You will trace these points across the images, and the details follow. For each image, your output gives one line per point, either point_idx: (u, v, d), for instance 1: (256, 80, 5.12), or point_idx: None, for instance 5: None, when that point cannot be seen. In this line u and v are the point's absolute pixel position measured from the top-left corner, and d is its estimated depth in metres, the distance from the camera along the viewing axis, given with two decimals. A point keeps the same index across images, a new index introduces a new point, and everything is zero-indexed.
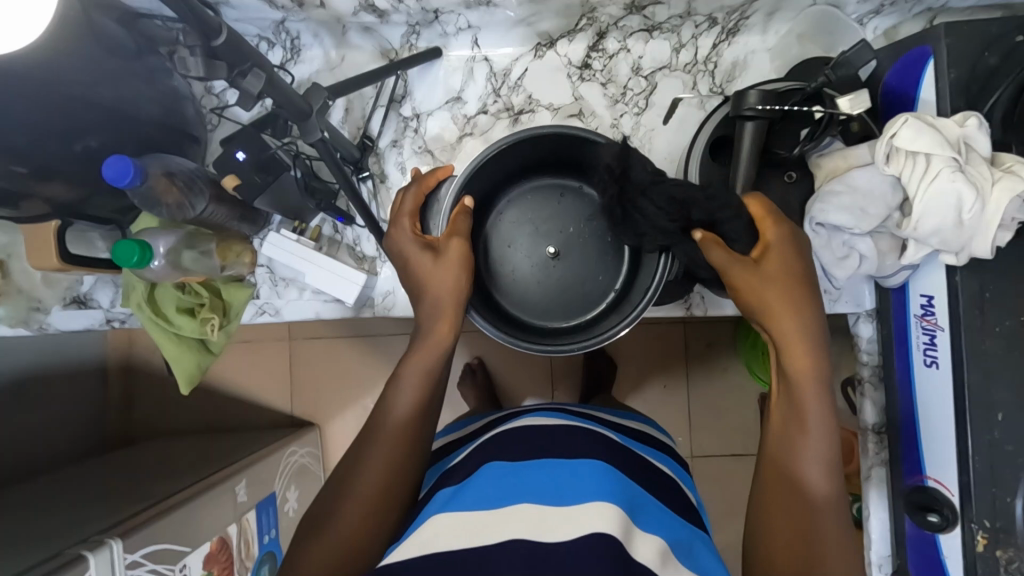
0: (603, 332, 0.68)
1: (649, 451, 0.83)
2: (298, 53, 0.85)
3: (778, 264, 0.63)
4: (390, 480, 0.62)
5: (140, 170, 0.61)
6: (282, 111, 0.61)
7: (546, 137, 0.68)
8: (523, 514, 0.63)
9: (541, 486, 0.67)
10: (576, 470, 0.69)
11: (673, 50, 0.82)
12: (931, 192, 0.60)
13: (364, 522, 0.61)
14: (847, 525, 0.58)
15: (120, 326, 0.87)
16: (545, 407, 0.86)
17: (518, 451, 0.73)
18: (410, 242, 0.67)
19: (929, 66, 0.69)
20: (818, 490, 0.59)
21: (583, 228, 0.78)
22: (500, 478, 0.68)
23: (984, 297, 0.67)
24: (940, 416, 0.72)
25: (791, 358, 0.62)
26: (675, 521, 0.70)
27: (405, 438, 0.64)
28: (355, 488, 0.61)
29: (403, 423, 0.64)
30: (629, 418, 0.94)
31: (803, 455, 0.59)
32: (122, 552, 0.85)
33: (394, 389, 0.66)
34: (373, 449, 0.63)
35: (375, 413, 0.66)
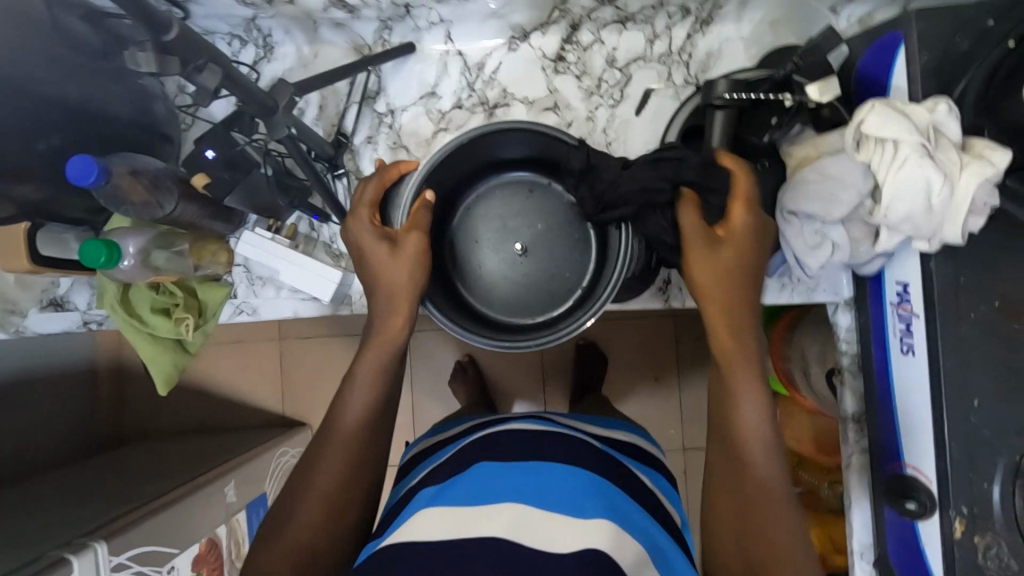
0: (561, 328, 0.67)
1: (629, 460, 0.82)
2: (271, 50, 0.85)
3: (735, 250, 0.63)
4: (344, 478, 0.62)
5: (105, 169, 0.60)
6: (246, 107, 0.61)
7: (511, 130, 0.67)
8: (502, 514, 0.64)
9: (521, 487, 0.68)
10: (558, 476, 0.69)
11: (647, 41, 0.82)
12: (899, 179, 0.60)
13: (321, 522, 0.61)
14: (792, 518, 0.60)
15: (97, 327, 0.87)
16: (532, 415, 0.86)
17: (502, 452, 0.73)
18: (367, 232, 0.65)
19: (901, 52, 0.69)
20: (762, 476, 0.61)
21: (551, 224, 0.78)
22: (484, 476, 0.69)
23: (958, 283, 0.67)
24: (917, 404, 0.71)
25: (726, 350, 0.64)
26: (641, 515, 0.69)
27: (361, 435, 0.64)
28: (310, 488, 0.62)
29: (358, 419, 0.64)
30: (620, 427, 0.92)
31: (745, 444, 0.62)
32: (107, 554, 0.84)
33: (349, 389, 0.65)
34: (329, 448, 0.63)
35: (331, 407, 0.66)
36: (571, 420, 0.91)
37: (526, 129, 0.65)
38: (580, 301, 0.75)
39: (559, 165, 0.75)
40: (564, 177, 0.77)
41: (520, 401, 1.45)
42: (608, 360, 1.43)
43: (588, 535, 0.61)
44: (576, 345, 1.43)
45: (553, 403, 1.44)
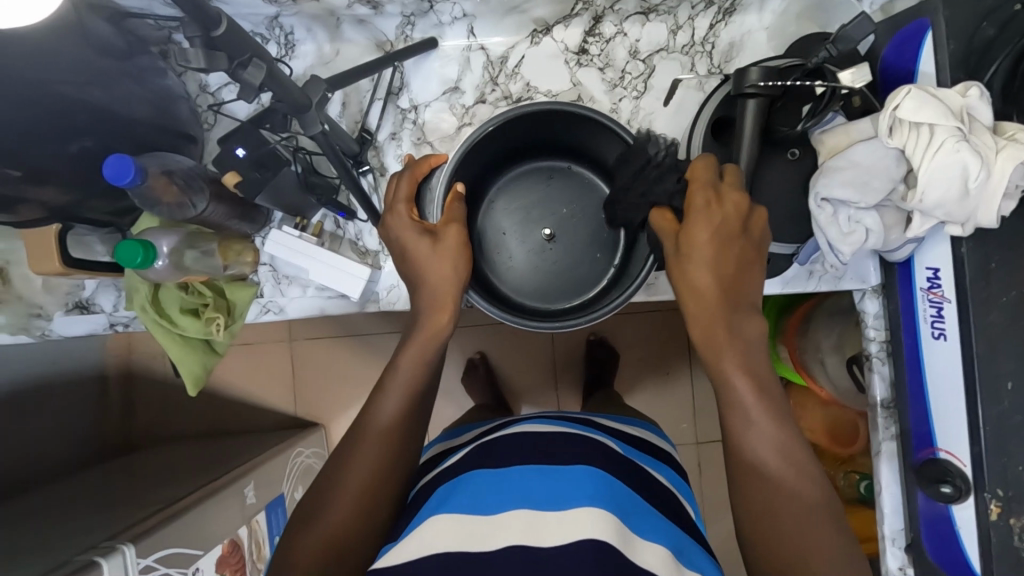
0: (599, 311, 0.68)
1: (649, 460, 0.82)
2: (293, 48, 0.84)
3: (694, 233, 0.62)
4: (378, 474, 0.63)
5: (140, 169, 0.60)
6: (280, 104, 0.60)
7: (536, 114, 0.67)
8: (511, 522, 0.64)
9: (530, 493, 0.68)
10: (577, 471, 0.69)
11: (670, 32, 0.82)
12: (935, 163, 0.60)
13: (351, 522, 0.61)
14: (798, 478, 0.60)
15: (124, 329, 0.87)
16: (544, 415, 0.86)
17: (511, 454, 0.73)
18: (407, 228, 0.65)
19: (928, 39, 0.69)
20: (767, 442, 0.60)
21: (575, 209, 0.79)
22: (491, 481, 0.69)
23: (989, 268, 0.67)
24: (949, 389, 0.72)
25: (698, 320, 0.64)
26: (655, 515, 0.69)
27: (398, 434, 0.64)
28: (343, 484, 0.62)
29: (395, 415, 0.64)
30: (630, 423, 0.93)
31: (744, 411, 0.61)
32: (135, 557, 0.84)
33: (388, 381, 0.66)
34: (364, 446, 0.63)
35: (366, 404, 0.66)
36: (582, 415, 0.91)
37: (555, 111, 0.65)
38: (615, 279, 0.76)
39: (580, 147, 0.76)
40: (584, 160, 0.78)
41: (535, 397, 1.45)
42: (621, 355, 1.43)
43: (601, 530, 0.61)
44: (588, 340, 1.43)
45: (567, 398, 1.44)
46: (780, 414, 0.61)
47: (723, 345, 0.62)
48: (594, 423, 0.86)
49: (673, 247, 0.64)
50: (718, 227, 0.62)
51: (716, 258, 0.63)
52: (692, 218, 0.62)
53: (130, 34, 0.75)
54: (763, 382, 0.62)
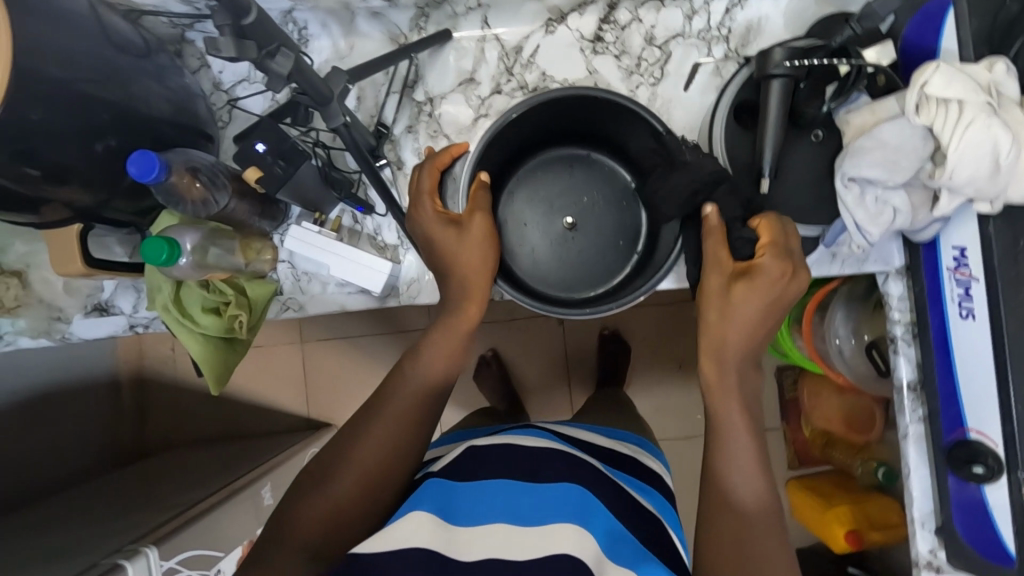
0: (629, 296, 0.67)
1: (641, 487, 0.80)
2: (307, 43, 0.84)
3: (750, 286, 0.64)
4: (391, 454, 0.63)
5: (165, 165, 0.60)
6: (303, 95, 0.60)
7: (562, 100, 0.66)
8: (495, 533, 0.63)
9: (511, 505, 0.66)
10: (566, 493, 0.68)
11: (686, 17, 0.82)
12: (966, 138, 0.59)
13: (358, 495, 0.61)
14: (769, 526, 0.61)
15: (144, 330, 0.87)
16: (534, 426, 0.84)
17: (497, 465, 0.71)
18: (432, 220, 0.64)
19: (950, 15, 0.69)
20: (743, 481, 0.63)
21: (596, 197, 0.78)
22: (480, 492, 0.67)
23: (1018, 247, 0.67)
24: (980, 367, 0.71)
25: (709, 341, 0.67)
26: (620, 529, 0.68)
27: (416, 415, 0.64)
28: (357, 455, 0.62)
29: (415, 397, 0.65)
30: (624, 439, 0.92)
31: (727, 446, 0.64)
32: (158, 560, 0.84)
33: (413, 363, 0.66)
34: (384, 420, 0.63)
35: (389, 380, 0.66)
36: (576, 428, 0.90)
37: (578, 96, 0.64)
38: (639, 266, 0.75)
39: (602, 135, 0.75)
40: (606, 148, 0.77)
41: (550, 392, 1.44)
42: (634, 348, 1.42)
43: (574, 545, 0.62)
44: (601, 333, 1.42)
45: (581, 393, 1.44)
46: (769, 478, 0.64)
47: (728, 381, 0.66)
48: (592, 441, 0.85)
49: (720, 286, 0.66)
50: (773, 291, 0.65)
51: (762, 309, 0.65)
52: (760, 269, 0.64)
53: (145, 32, 0.75)
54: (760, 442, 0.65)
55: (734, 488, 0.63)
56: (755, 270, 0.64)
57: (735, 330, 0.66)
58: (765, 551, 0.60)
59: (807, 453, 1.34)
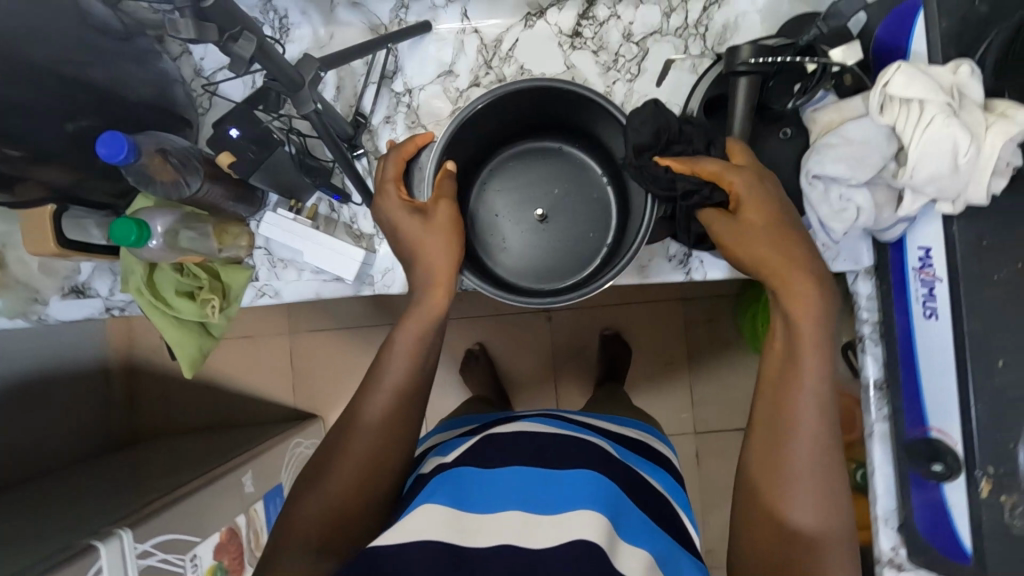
0: (591, 288, 0.67)
1: (644, 465, 0.81)
2: (287, 32, 0.85)
3: (755, 212, 0.64)
4: (379, 442, 0.65)
5: (134, 146, 0.60)
6: (274, 82, 0.61)
7: (525, 92, 0.66)
8: (511, 521, 0.65)
9: (529, 492, 0.68)
10: (578, 477, 0.69)
11: (663, 14, 0.83)
12: (926, 139, 0.60)
13: (354, 487, 0.63)
14: (829, 500, 0.61)
15: (120, 314, 0.87)
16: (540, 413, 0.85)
17: (513, 453, 0.72)
18: (398, 209, 0.64)
19: (921, 17, 0.69)
20: (806, 452, 0.61)
21: (567, 188, 0.79)
22: (500, 481, 0.69)
23: (982, 247, 0.68)
24: (941, 366, 0.72)
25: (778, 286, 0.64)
26: (624, 502, 0.69)
27: (407, 402, 0.66)
28: (349, 450, 0.64)
29: (393, 387, 0.66)
30: (630, 425, 0.92)
31: (797, 411, 0.62)
32: (132, 542, 0.84)
33: (386, 358, 0.66)
34: (363, 421, 0.65)
35: (372, 371, 0.67)
36: (581, 416, 0.90)
37: (535, 88, 0.64)
38: (607, 258, 0.75)
39: (573, 129, 0.76)
40: (576, 140, 0.78)
41: (535, 388, 1.45)
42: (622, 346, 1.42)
43: (587, 529, 0.62)
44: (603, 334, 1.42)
45: (567, 388, 1.44)
46: (833, 502, 0.62)
47: (812, 335, 0.63)
48: (592, 426, 0.85)
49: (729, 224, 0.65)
50: (770, 206, 0.64)
51: (795, 245, 0.64)
52: (743, 196, 0.64)
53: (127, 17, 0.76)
54: (825, 457, 0.62)
55: (788, 513, 0.61)
56: (743, 199, 0.64)
57: (798, 272, 0.63)
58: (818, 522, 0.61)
59: None
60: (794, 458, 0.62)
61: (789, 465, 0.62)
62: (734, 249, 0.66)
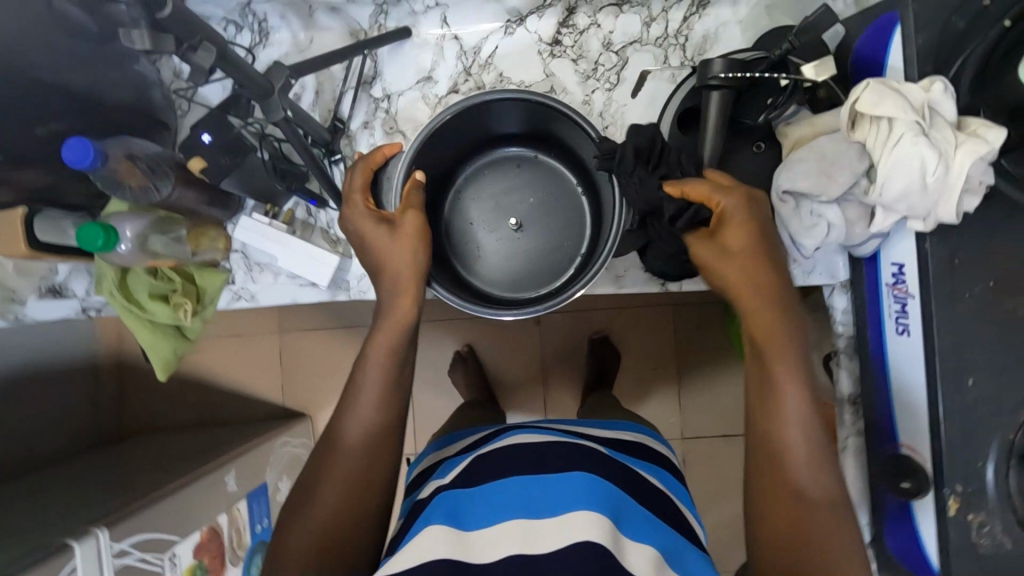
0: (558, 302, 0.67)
1: (643, 465, 0.80)
2: (267, 36, 0.84)
3: (738, 231, 0.63)
4: (364, 456, 0.63)
5: (100, 152, 0.60)
6: (244, 90, 0.61)
7: (495, 102, 0.66)
8: (512, 530, 0.65)
9: (529, 499, 0.68)
10: (570, 480, 0.68)
11: (644, 23, 0.82)
12: (895, 157, 0.60)
13: (345, 507, 0.62)
14: (834, 503, 0.60)
15: (96, 315, 0.87)
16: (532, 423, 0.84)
17: (505, 465, 0.72)
18: (364, 219, 0.64)
19: (897, 33, 0.69)
20: (802, 450, 0.60)
21: (542, 197, 0.79)
22: (499, 493, 0.69)
23: (954, 265, 0.67)
24: (912, 383, 0.72)
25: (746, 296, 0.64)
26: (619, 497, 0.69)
27: (387, 416, 0.64)
28: (336, 472, 0.62)
29: (375, 399, 0.64)
30: (628, 428, 0.90)
31: (784, 415, 0.61)
32: (109, 541, 0.83)
33: (361, 373, 0.65)
34: (345, 439, 0.63)
35: (348, 388, 0.65)
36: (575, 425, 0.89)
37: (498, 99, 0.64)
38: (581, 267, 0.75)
39: (546, 137, 0.75)
40: (551, 147, 0.77)
41: (523, 391, 1.45)
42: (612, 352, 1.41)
43: (586, 531, 0.62)
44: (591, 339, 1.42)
45: (555, 392, 1.44)
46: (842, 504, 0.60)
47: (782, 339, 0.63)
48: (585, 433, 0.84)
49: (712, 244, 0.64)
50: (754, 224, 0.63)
51: (767, 258, 0.63)
52: (728, 214, 0.63)
53: None
54: (818, 451, 0.60)
55: (797, 510, 0.59)
56: (728, 218, 0.62)
57: (766, 280, 0.63)
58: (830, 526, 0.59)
59: None
60: (788, 459, 0.61)
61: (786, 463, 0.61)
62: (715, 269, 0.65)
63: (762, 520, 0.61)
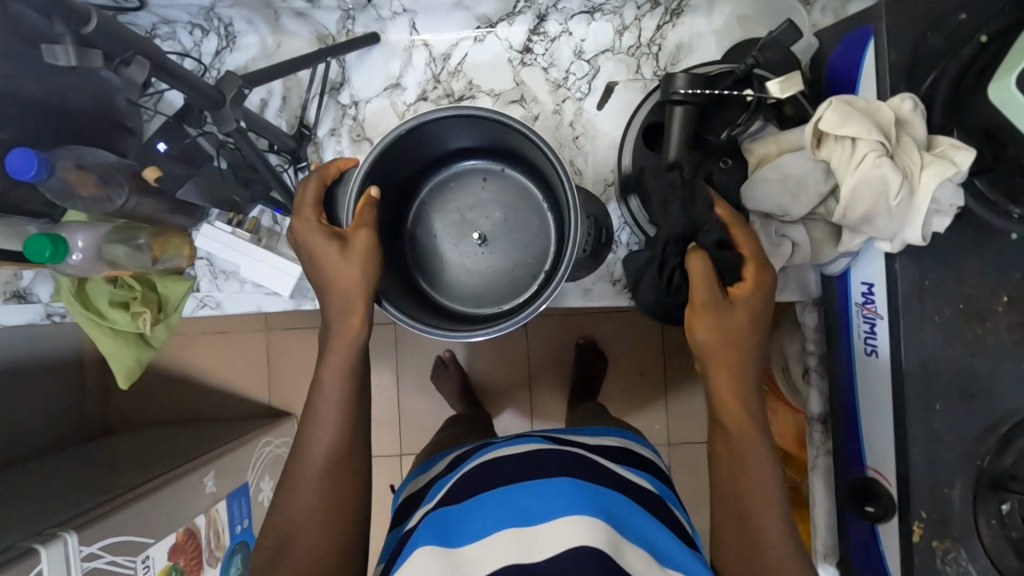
0: (503, 323, 0.63)
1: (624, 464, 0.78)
2: (233, 40, 0.83)
3: (746, 304, 0.61)
4: (333, 475, 0.62)
5: (47, 163, 0.59)
6: (193, 100, 0.60)
7: (452, 118, 0.65)
8: (506, 541, 0.63)
9: (520, 508, 0.66)
10: (550, 488, 0.67)
11: (616, 32, 0.80)
12: (858, 178, 0.58)
13: (324, 538, 0.60)
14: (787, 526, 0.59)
15: (61, 320, 0.87)
16: (514, 436, 0.81)
17: (482, 480, 0.71)
18: (314, 235, 0.62)
19: (871, 47, 0.66)
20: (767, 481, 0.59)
21: (507, 212, 0.78)
22: (478, 509, 0.67)
23: (923, 287, 0.66)
24: (879, 407, 0.71)
25: (727, 337, 0.60)
26: (607, 496, 0.67)
27: (338, 437, 0.63)
28: (302, 503, 0.61)
29: (336, 419, 0.63)
30: (607, 432, 0.87)
31: (747, 446, 0.60)
32: (77, 545, 0.80)
33: (317, 395, 0.63)
34: (311, 460, 0.62)
35: (304, 420, 0.64)
36: (557, 432, 0.87)
37: (449, 116, 0.62)
38: (544, 283, 0.74)
39: (508, 153, 0.74)
40: (514, 162, 0.76)
41: (507, 396, 1.42)
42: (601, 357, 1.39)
43: (581, 536, 0.60)
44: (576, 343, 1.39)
45: (539, 397, 1.42)
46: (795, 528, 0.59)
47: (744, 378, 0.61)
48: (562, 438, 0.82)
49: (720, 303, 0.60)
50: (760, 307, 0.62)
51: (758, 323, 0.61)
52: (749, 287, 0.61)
53: None
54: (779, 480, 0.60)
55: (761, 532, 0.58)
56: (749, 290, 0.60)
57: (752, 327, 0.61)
58: (793, 549, 0.58)
59: None
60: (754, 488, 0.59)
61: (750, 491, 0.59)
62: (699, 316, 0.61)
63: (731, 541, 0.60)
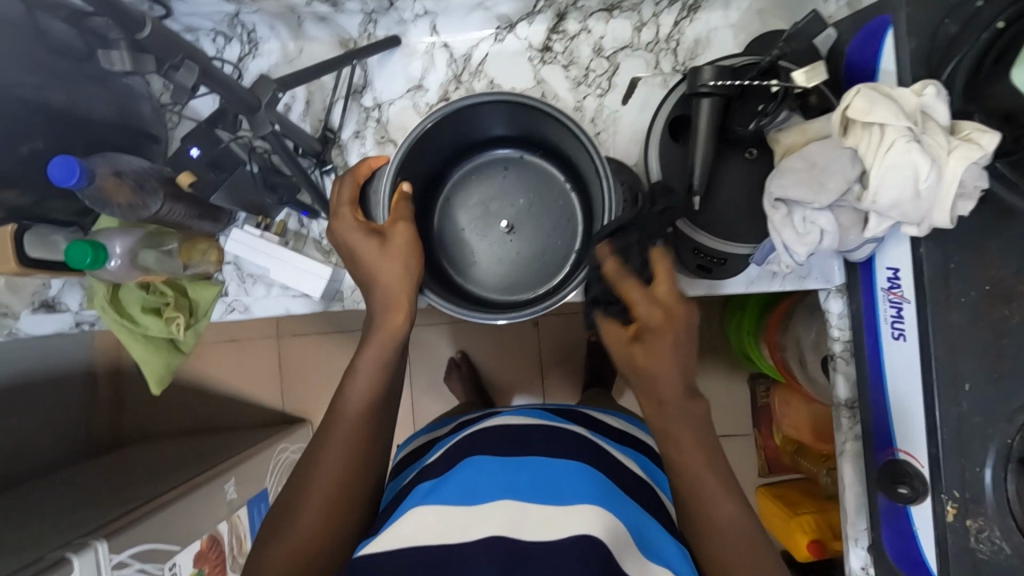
0: (527, 310, 0.64)
1: (624, 450, 0.79)
2: (256, 46, 0.84)
3: (651, 342, 0.62)
4: (348, 471, 0.62)
5: (87, 171, 0.60)
6: (228, 104, 0.60)
7: (479, 106, 0.66)
8: (500, 514, 0.63)
9: (519, 486, 0.66)
10: (563, 473, 0.68)
11: (634, 29, 0.82)
12: (887, 163, 0.59)
13: (323, 523, 0.60)
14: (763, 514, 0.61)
15: (90, 328, 0.87)
16: (525, 406, 0.84)
17: (481, 446, 0.72)
18: (352, 231, 0.63)
19: (890, 36, 0.68)
20: (712, 480, 0.61)
21: (532, 199, 0.79)
22: (469, 476, 0.67)
23: (948, 269, 0.67)
24: (907, 389, 0.72)
25: (647, 369, 0.62)
26: (616, 491, 0.68)
27: (361, 425, 0.63)
28: (314, 491, 0.61)
29: (360, 412, 0.63)
30: (614, 415, 0.89)
31: (693, 453, 0.62)
32: (108, 553, 0.80)
33: (348, 384, 0.64)
34: (328, 446, 0.62)
35: (330, 405, 0.65)
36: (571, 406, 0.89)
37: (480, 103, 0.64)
38: (574, 268, 0.75)
39: (531, 139, 0.75)
40: (536, 149, 0.77)
41: (523, 397, 1.42)
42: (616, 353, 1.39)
43: (588, 524, 0.60)
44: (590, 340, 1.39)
45: (555, 395, 1.42)
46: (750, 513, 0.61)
47: (677, 396, 0.62)
48: (577, 415, 0.84)
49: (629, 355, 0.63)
50: (671, 335, 0.62)
51: (672, 349, 0.61)
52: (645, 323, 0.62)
53: None
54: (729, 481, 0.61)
55: (719, 522, 0.60)
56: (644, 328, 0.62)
57: (663, 359, 0.61)
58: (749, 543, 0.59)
59: (777, 459, 1.33)
60: (703, 485, 0.61)
61: (702, 492, 0.61)
62: (618, 361, 0.65)
63: (696, 531, 0.62)
